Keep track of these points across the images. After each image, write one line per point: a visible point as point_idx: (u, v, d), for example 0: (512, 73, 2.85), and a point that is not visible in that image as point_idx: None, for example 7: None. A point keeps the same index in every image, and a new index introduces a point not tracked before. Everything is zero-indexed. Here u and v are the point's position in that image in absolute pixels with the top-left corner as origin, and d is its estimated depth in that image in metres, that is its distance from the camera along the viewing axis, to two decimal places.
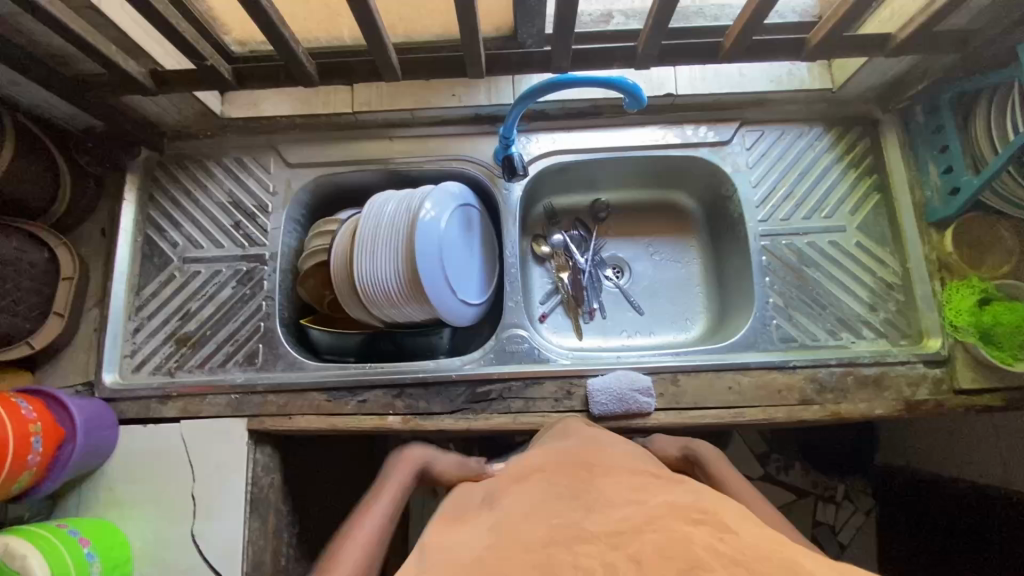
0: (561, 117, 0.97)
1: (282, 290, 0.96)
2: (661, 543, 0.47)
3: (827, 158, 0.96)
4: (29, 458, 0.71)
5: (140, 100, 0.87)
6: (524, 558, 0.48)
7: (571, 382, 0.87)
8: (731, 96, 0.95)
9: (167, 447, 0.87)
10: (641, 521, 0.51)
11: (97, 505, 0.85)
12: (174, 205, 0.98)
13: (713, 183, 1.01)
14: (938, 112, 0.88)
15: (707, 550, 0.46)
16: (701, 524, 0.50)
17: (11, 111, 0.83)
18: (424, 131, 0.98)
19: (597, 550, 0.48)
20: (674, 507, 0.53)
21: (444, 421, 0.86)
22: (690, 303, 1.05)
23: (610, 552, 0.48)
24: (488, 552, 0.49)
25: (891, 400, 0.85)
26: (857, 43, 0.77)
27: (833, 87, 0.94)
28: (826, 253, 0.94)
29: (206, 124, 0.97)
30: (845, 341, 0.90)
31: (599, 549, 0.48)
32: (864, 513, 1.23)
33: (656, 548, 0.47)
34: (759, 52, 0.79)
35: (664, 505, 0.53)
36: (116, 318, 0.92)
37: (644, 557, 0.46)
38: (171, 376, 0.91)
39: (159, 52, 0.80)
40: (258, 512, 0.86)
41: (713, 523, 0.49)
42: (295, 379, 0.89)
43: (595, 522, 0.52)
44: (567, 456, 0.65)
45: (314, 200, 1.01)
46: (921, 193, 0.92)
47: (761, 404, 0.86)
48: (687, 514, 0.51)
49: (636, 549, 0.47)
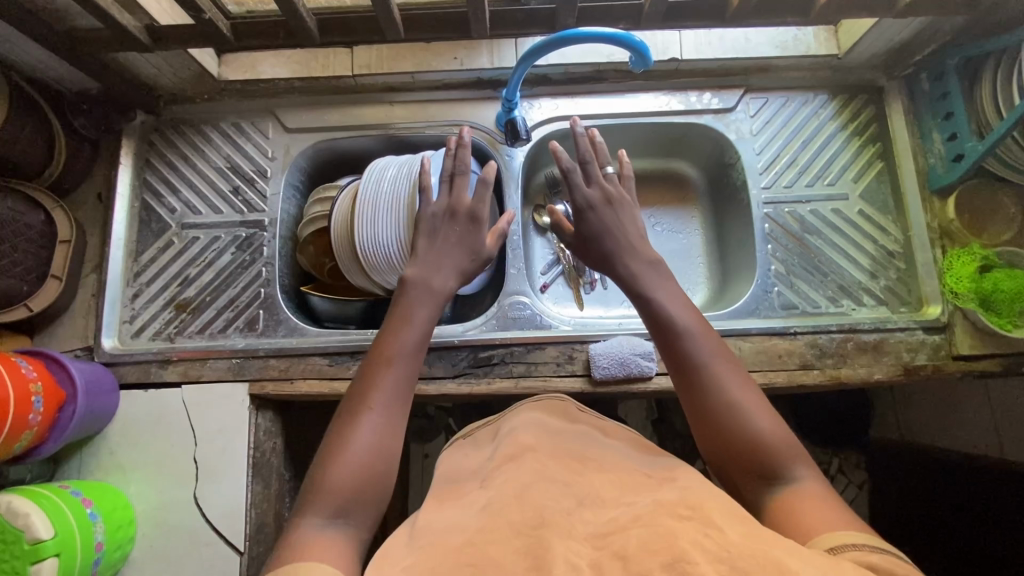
0: (565, 82, 0.96)
1: (282, 257, 0.95)
2: (645, 537, 0.44)
3: (831, 126, 0.96)
4: (30, 417, 0.70)
5: (134, 59, 0.85)
6: (513, 544, 0.45)
7: (573, 347, 0.88)
8: (735, 62, 0.94)
9: (168, 412, 0.86)
10: (626, 520, 0.47)
11: (98, 469, 0.85)
12: (171, 169, 0.96)
13: (716, 151, 1.00)
14: (944, 78, 0.87)
15: (692, 544, 0.42)
16: (688, 521, 0.45)
17: (5, 70, 0.81)
18: (425, 95, 0.96)
19: (583, 547, 0.45)
20: (663, 503, 0.49)
21: (446, 386, 0.86)
22: (691, 272, 1.05)
23: (595, 551, 0.45)
24: (479, 534, 0.47)
25: (891, 365, 0.86)
26: (866, 3, 0.76)
27: (839, 53, 0.93)
28: (828, 221, 0.94)
29: (202, 87, 0.95)
30: (846, 308, 0.90)
31: (586, 549, 0.45)
32: (857, 486, 1.24)
33: (639, 542, 0.44)
34: (766, 12, 0.78)
35: (653, 502, 0.49)
36: (114, 284, 0.91)
37: (629, 552, 0.43)
38: (171, 342, 0.90)
39: (155, 7, 0.78)
40: (260, 476, 0.86)
41: (700, 518, 0.45)
42: (296, 344, 0.89)
43: (583, 520, 0.49)
44: (566, 437, 0.64)
45: (313, 166, 1.00)
46: (924, 161, 0.92)
47: (761, 369, 0.86)
48: (673, 509, 0.47)
49: (621, 545, 0.44)
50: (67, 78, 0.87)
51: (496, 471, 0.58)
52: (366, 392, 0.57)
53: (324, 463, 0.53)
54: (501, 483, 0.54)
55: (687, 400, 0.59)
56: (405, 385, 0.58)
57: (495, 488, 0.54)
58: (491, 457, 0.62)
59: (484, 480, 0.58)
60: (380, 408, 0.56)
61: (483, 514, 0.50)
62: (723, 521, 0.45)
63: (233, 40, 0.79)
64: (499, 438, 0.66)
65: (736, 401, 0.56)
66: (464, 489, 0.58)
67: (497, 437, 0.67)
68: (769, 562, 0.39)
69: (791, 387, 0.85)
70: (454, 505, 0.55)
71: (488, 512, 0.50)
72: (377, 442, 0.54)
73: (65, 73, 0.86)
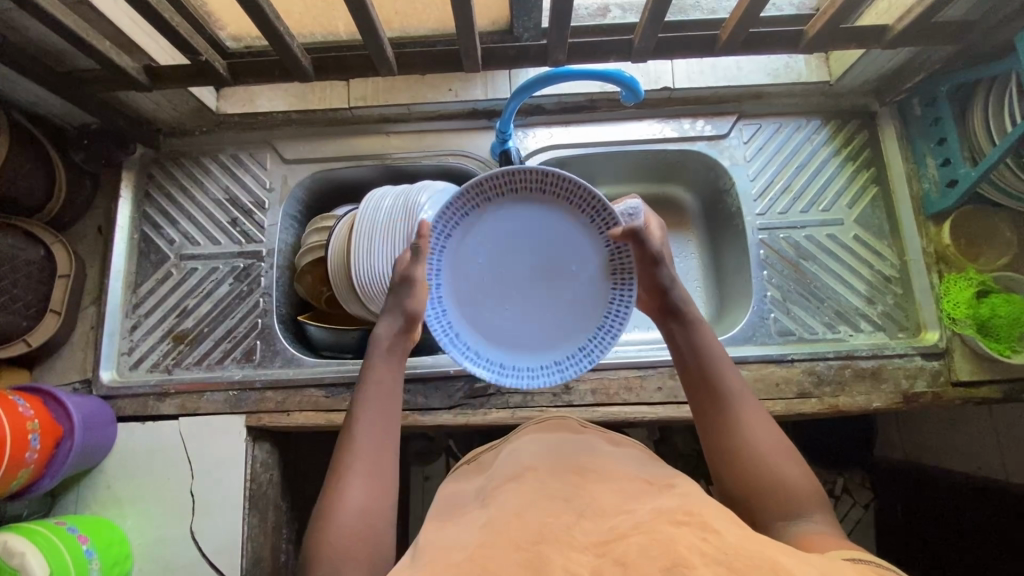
0: (559, 111, 0.97)
1: (279, 287, 0.96)
2: (645, 544, 0.44)
3: (825, 152, 0.96)
4: (26, 455, 0.70)
5: (135, 96, 0.87)
6: (512, 557, 0.45)
7: (569, 377, 0.87)
8: (729, 90, 0.94)
9: (165, 445, 0.86)
10: (626, 527, 0.47)
11: (95, 502, 0.85)
12: (170, 202, 0.97)
13: (710, 177, 1.00)
14: (936, 103, 0.88)
15: (691, 549, 0.42)
16: (685, 525, 0.46)
17: (8, 108, 0.83)
18: (421, 126, 0.98)
19: (585, 557, 0.45)
20: (661, 511, 0.48)
21: (443, 417, 0.86)
22: (689, 297, 1.04)
23: (596, 560, 0.44)
24: (476, 550, 0.46)
25: (889, 392, 0.86)
26: (853, 35, 0.77)
27: (830, 80, 0.94)
28: (824, 246, 0.94)
29: (201, 120, 0.97)
30: (844, 334, 0.90)
31: (586, 557, 0.45)
32: (863, 506, 1.19)
33: (639, 548, 0.43)
34: (755, 44, 0.79)
35: (652, 510, 0.49)
36: (113, 316, 0.92)
37: (628, 559, 0.43)
38: (169, 374, 0.91)
39: (153, 48, 0.80)
40: (256, 509, 0.86)
41: (697, 523, 0.46)
42: (292, 375, 0.89)
43: (584, 529, 0.48)
44: (570, 449, 0.64)
45: (311, 197, 1.01)
46: (919, 185, 0.92)
47: (759, 398, 0.85)
48: (671, 516, 0.47)
49: (621, 552, 0.44)
50: (67, 113, 0.88)
51: (497, 489, 0.57)
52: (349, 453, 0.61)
53: (317, 524, 0.56)
54: (502, 501, 0.54)
55: (710, 440, 0.62)
56: (386, 437, 0.63)
57: (495, 504, 0.54)
58: (494, 474, 0.62)
59: (485, 498, 0.57)
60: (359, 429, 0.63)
61: (483, 531, 0.50)
62: (722, 526, 0.45)
63: (230, 78, 0.81)
64: (497, 464, 0.64)
65: (763, 444, 0.59)
66: (464, 509, 0.58)
67: (501, 452, 0.68)
68: (766, 565, 0.41)
69: (790, 416, 0.85)
70: (455, 525, 0.54)
71: (487, 528, 0.50)
72: (365, 501, 0.57)
73: (65, 109, 0.87)
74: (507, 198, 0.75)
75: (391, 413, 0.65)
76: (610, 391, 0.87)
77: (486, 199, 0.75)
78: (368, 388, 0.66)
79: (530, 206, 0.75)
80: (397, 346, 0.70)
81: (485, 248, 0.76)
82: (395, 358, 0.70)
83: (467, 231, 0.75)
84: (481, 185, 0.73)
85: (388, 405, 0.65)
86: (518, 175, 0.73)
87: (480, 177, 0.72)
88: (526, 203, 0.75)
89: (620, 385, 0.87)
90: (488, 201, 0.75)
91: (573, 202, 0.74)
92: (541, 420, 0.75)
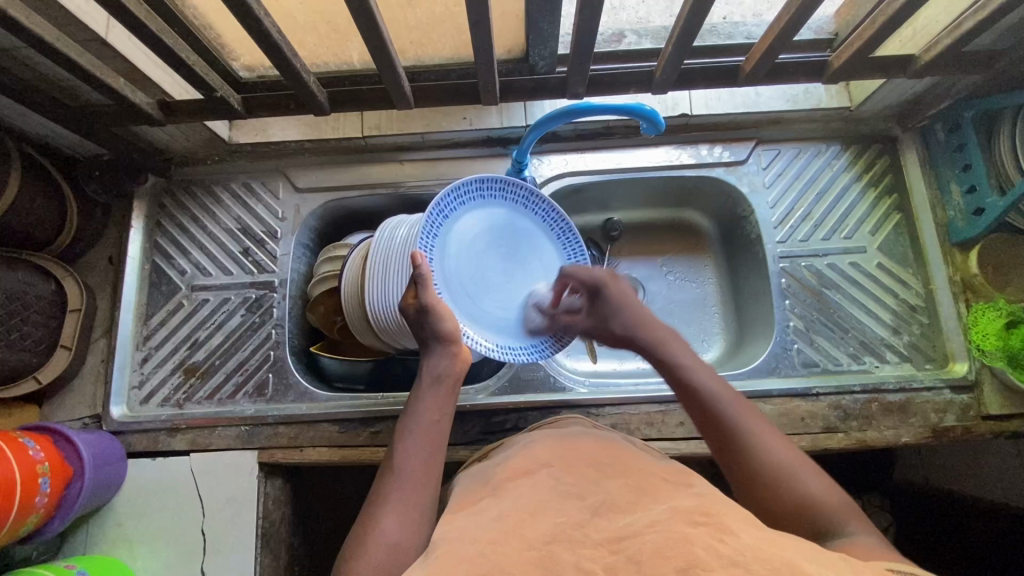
0: (574, 138, 0.95)
1: (292, 318, 0.94)
2: (660, 542, 0.42)
3: (845, 177, 0.95)
4: (37, 499, 0.69)
5: (147, 128, 0.86)
6: (523, 557, 0.42)
7: (589, 412, 0.86)
8: (747, 116, 0.93)
9: (176, 482, 0.85)
10: (643, 523, 0.45)
11: (104, 542, 0.83)
12: (181, 230, 0.96)
13: (728, 203, 0.98)
14: (961, 130, 0.86)
15: (707, 551, 0.40)
16: (703, 526, 0.43)
17: (19, 141, 0.83)
18: (434, 154, 0.96)
19: (595, 553, 0.43)
20: (678, 510, 0.46)
21: (458, 452, 0.85)
22: (706, 324, 1.02)
23: (608, 556, 0.42)
24: (491, 547, 0.44)
25: (918, 427, 0.83)
26: (880, 65, 0.76)
27: (852, 105, 0.92)
28: (847, 276, 0.92)
29: (213, 150, 0.96)
30: (869, 366, 0.88)
31: (599, 553, 0.43)
32: (883, 531, 1.11)
33: (651, 547, 0.41)
34: (779, 75, 0.79)
35: (668, 509, 0.46)
36: (124, 348, 0.91)
37: (643, 557, 0.41)
38: (179, 409, 0.89)
39: (166, 81, 0.80)
40: (269, 547, 0.85)
41: (715, 524, 0.43)
42: (306, 411, 0.87)
43: (597, 527, 0.46)
44: (589, 444, 0.59)
45: (323, 225, 1.00)
46: (943, 213, 0.90)
47: (784, 432, 0.83)
48: (687, 514, 0.45)
49: (634, 550, 0.42)
50: (77, 144, 0.87)
51: (509, 483, 0.54)
52: (398, 461, 0.62)
53: (348, 554, 0.55)
54: (513, 496, 0.51)
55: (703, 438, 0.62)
56: (427, 470, 0.62)
57: (505, 500, 0.52)
58: (504, 466, 0.58)
59: (498, 489, 0.54)
60: (414, 438, 0.64)
61: (495, 525, 0.47)
62: (738, 526, 0.43)
63: (244, 112, 0.81)
64: (507, 456, 0.61)
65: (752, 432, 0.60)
66: (473, 500, 0.55)
67: (512, 449, 0.63)
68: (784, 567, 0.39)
69: (816, 451, 0.82)
70: (468, 517, 0.52)
71: (500, 523, 0.47)
72: (399, 536, 0.55)
73: (78, 142, 0.87)
74: (461, 210, 0.78)
75: (438, 425, 0.65)
76: (631, 426, 0.85)
77: (460, 203, 0.78)
78: (413, 421, 0.65)
79: (483, 212, 0.81)
80: (444, 379, 0.69)
81: (465, 262, 0.79)
82: (444, 390, 0.68)
83: (443, 248, 0.77)
84: (438, 206, 0.75)
85: (434, 440, 0.64)
86: (459, 187, 0.77)
87: (437, 199, 0.74)
88: (473, 211, 0.80)
89: (642, 419, 0.85)
90: (448, 217, 0.77)
91: (507, 196, 0.82)
92: (548, 421, 0.73)
